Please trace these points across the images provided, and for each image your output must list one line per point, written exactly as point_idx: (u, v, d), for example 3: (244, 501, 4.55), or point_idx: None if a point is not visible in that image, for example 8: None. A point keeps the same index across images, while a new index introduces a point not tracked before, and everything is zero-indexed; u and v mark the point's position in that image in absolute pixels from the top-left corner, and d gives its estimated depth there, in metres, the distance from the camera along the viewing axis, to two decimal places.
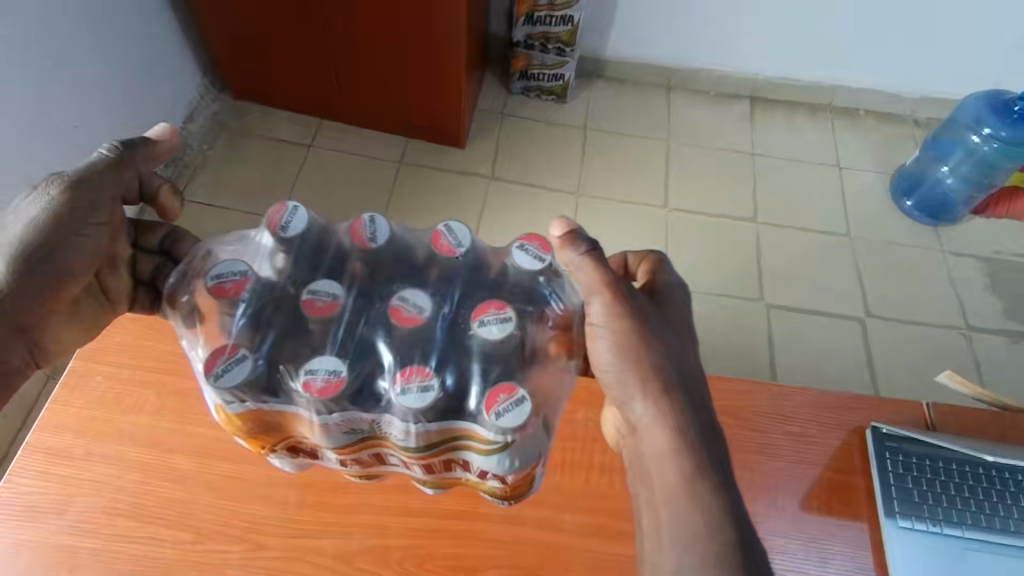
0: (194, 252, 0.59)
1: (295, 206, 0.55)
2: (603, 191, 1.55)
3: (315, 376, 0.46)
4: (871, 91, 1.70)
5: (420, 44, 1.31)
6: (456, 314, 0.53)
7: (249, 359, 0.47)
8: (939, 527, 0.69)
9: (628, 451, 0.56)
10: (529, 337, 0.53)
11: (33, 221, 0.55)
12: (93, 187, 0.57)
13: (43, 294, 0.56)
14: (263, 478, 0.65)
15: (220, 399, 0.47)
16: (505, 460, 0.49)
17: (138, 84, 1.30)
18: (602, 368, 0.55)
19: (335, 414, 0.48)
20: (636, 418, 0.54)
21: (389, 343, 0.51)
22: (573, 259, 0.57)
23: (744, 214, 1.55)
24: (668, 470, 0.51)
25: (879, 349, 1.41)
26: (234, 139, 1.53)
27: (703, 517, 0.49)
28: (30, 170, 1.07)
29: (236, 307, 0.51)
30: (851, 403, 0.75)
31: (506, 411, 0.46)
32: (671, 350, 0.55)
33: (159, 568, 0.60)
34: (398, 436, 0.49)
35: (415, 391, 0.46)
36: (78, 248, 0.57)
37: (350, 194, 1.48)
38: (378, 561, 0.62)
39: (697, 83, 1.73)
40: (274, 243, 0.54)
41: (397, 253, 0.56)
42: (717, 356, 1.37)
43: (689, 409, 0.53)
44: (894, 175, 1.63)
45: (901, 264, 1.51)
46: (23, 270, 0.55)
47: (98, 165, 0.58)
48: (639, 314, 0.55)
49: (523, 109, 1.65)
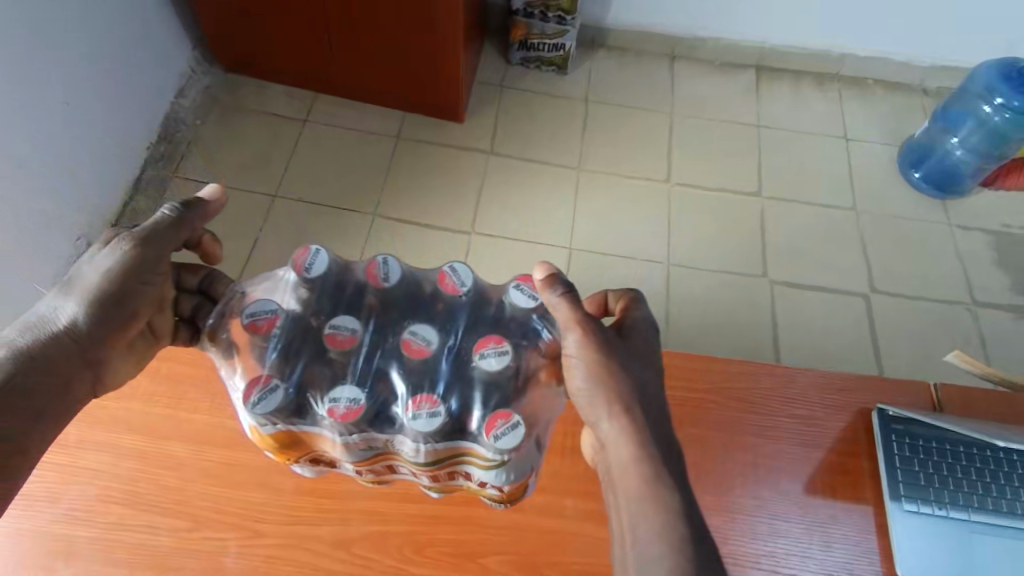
0: (231, 292, 0.60)
1: (318, 248, 0.57)
2: (604, 165, 1.52)
3: (338, 402, 0.48)
4: (880, 59, 1.65)
5: (423, 38, 1.31)
6: (464, 343, 0.55)
7: (281, 388, 0.49)
8: (945, 511, 0.68)
9: (601, 464, 0.56)
10: (524, 364, 0.54)
11: (108, 270, 0.56)
12: (159, 243, 0.58)
13: (112, 332, 0.57)
14: (261, 465, 0.64)
15: (255, 422, 0.49)
16: (503, 474, 0.50)
17: (128, 59, 1.26)
18: (576, 394, 0.55)
19: (355, 434, 0.49)
20: (604, 435, 0.54)
21: (403, 375, 0.52)
22: (552, 301, 0.56)
23: (749, 188, 1.52)
24: (632, 480, 0.51)
25: (884, 325, 1.39)
26: (227, 114, 1.49)
27: (667, 522, 0.49)
28: (18, 147, 1.04)
29: (269, 341, 0.53)
30: (854, 384, 0.74)
31: (503, 434, 0.47)
32: (636, 379, 0.54)
33: (157, 556, 0.59)
34: (408, 453, 0.50)
35: (425, 416, 0.47)
36: (141, 293, 0.58)
37: (345, 172, 1.45)
38: (376, 547, 0.61)
39: (702, 52, 1.68)
40: (297, 281, 0.56)
41: (407, 289, 0.58)
42: (720, 334, 1.35)
43: (654, 430, 0.53)
44: (902, 146, 1.59)
45: (907, 239, 1.49)
46: (97, 315, 0.56)
47: (160, 223, 0.58)
48: (610, 345, 0.54)
49: (523, 81, 1.61)
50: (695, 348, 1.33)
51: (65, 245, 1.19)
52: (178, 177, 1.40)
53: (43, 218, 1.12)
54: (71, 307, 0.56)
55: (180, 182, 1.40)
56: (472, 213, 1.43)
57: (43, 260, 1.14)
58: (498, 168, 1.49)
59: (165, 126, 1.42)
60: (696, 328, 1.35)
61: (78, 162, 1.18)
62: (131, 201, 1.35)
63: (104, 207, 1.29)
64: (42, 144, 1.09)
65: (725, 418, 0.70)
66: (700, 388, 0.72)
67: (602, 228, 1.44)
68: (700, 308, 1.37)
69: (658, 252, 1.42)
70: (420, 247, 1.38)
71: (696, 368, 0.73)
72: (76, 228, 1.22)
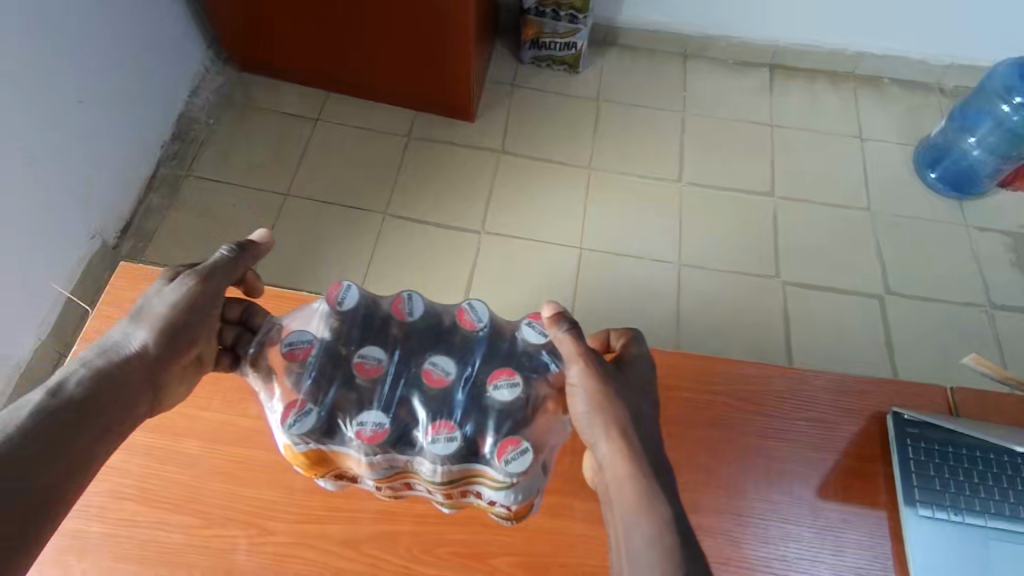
0: (268, 324, 0.63)
1: (349, 283, 0.59)
2: (616, 165, 1.51)
3: (364, 425, 0.51)
4: (897, 57, 1.62)
5: (435, 43, 1.33)
6: (478, 372, 0.57)
7: (315, 412, 0.51)
8: (961, 516, 0.66)
9: (601, 487, 0.57)
10: (534, 394, 0.57)
11: (176, 300, 0.59)
12: (220, 279, 0.62)
13: (175, 357, 0.59)
14: (271, 463, 0.64)
15: (289, 440, 0.52)
16: (512, 495, 0.52)
17: (141, 57, 1.27)
18: (577, 419, 0.56)
19: (378, 455, 0.52)
20: (602, 457, 0.55)
21: (423, 401, 0.55)
22: (558, 335, 0.58)
23: (761, 188, 1.51)
24: (627, 495, 0.51)
25: (900, 328, 1.37)
26: (238, 113, 1.50)
27: (659, 533, 0.49)
28: (32, 146, 1.05)
29: (305, 369, 0.55)
30: (868, 387, 0.73)
31: (513, 459, 0.50)
32: (633, 406, 0.56)
33: (167, 552, 0.60)
34: (426, 473, 0.52)
35: (443, 441, 0.50)
36: (202, 323, 0.60)
37: (355, 171, 1.45)
38: (384, 546, 0.61)
39: (715, 51, 1.67)
40: (329, 313, 0.59)
41: (427, 322, 0.60)
42: (731, 336, 1.34)
43: (649, 452, 0.54)
44: (918, 147, 1.57)
45: (923, 240, 1.47)
46: (164, 342, 0.58)
47: (219, 262, 0.63)
48: (611, 375, 0.57)
49: (534, 80, 1.60)
50: (704, 348, 1.32)
51: (78, 243, 1.20)
52: (190, 176, 1.41)
53: (56, 214, 1.13)
54: (142, 335, 0.57)
55: (192, 181, 1.41)
56: (482, 213, 1.43)
57: (56, 256, 1.15)
58: (508, 167, 1.48)
59: (179, 126, 1.44)
60: (706, 330, 1.34)
61: (91, 162, 1.20)
62: (144, 199, 1.37)
63: (119, 204, 1.30)
64: (55, 143, 1.10)
65: (736, 421, 0.70)
66: (710, 390, 0.71)
67: (613, 229, 1.43)
68: (711, 309, 1.36)
69: (669, 253, 1.41)
70: (430, 246, 1.38)
71: (707, 370, 0.72)
72: (90, 225, 1.23)
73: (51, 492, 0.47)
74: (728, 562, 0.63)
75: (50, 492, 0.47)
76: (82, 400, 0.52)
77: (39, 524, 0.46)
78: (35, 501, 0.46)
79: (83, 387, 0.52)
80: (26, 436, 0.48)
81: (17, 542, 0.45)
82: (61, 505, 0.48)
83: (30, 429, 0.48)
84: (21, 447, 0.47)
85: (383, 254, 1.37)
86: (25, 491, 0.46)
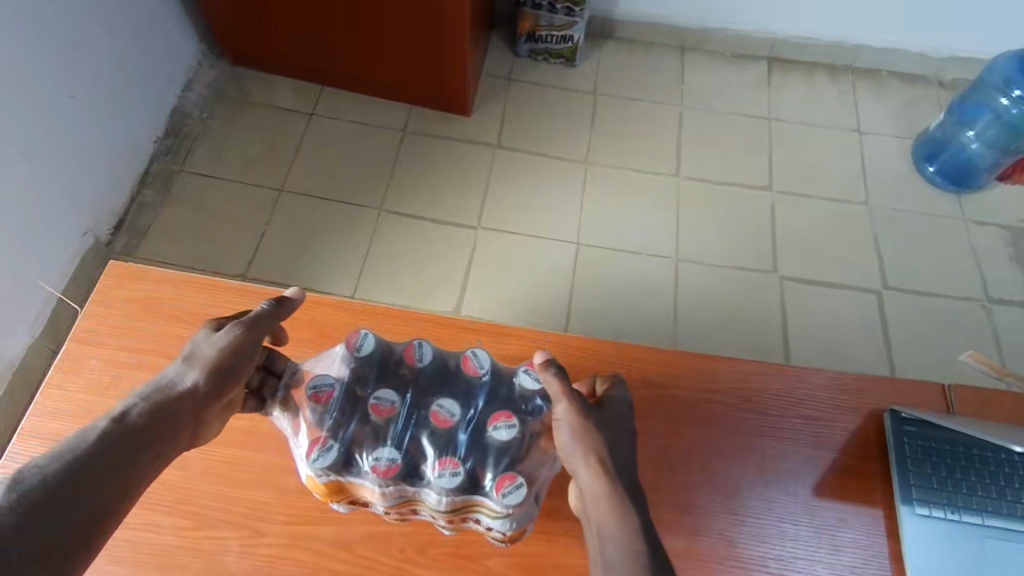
0: (292, 368, 0.64)
1: (366, 331, 0.61)
2: (614, 160, 1.50)
3: (379, 460, 0.52)
4: (895, 50, 1.61)
5: (431, 35, 1.31)
6: (481, 414, 0.58)
7: (335, 448, 0.53)
8: (958, 515, 0.65)
9: (581, 513, 0.55)
10: (528, 432, 0.58)
11: (224, 344, 0.58)
12: (263, 329, 0.61)
13: (220, 396, 0.57)
14: (262, 464, 0.64)
15: (312, 473, 0.53)
16: (508, 523, 0.54)
17: (132, 52, 1.26)
18: (562, 450, 0.56)
19: (389, 487, 0.54)
20: (581, 483, 0.54)
21: (431, 439, 0.55)
22: (545, 377, 0.59)
23: (759, 183, 1.50)
24: (601, 513, 0.51)
25: (896, 322, 1.36)
26: (232, 109, 1.48)
27: (628, 542, 0.48)
28: (25, 144, 1.04)
29: (325, 415, 0.56)
30: (865, 385, 0.72)
31: (510, 492, 0.52)
32: (614, 439, 0.56)
33: (158, 553, 0.59)
34: (431, 503, 0.54)
35: (448, 476, 0.52)
36: (246, 363, 0.59)
37: (350, 167, 1.44)
38: (376, 548, 0.61)
39: (712, 44, 1.66)
40: (345, 361, 0.59)
41: (435, 368, 0.62)
42: (729, 334, 1.33)
43: (626, 478, 0.53)
44: (916, 141, 1.56)
45: (921, 235, 1.46)
46: (212, 382, 0.56)
47: (262, 313, 0.62)
48: (594, 412, 0.57)
49: (531, 73, 1.59)
50: (701, 343, 1.32)
51: (70, 240, 1.19)
52: (183, 172, 1.40)
53: (50, 213, 1.12)
54: (191, 375, 0.56)
55: (185, 177, 1.39)
56: (477, 208, 1.42)
57: (48, 256, 1.14)
58: (505, 162, 1.47)
59: (172, 121, 1.43)
60: (702, 326, 1.33)
61: (82, 158, 1.18)
62: (137, 196, 1.36)
63: (112, 200, 1.29)
64: (47, 140, 1.09)
65: (734, 419, 0.69)
66: (706, 388, 0.71)
67: (608, 224, 1.42)
68: (707, 304, 1.36)
69: (666, 248, 1.41)
70: (426, 243, 1.37)
71: (703, 368, 0.72)
72: (83, 222, 1.22)
73: (107, 508, 0.46)
74: (723, 563, 0.63)
75: (106, 507, 0.46)
76: (140, 431, 0.50)
77: (94, 534, 0.45)
78: (96, 512, 0.45)
79: (142, 417, 0.51)
80: (92, 454, 0.47)
81: (74, 551, 0.43)
82: (114, 518, 0.46)
83: (95, 447, 0.47)
84: (87, 464, 0.46)
85: (378, 249, 1.36)
86: (89, 502, 0.45)
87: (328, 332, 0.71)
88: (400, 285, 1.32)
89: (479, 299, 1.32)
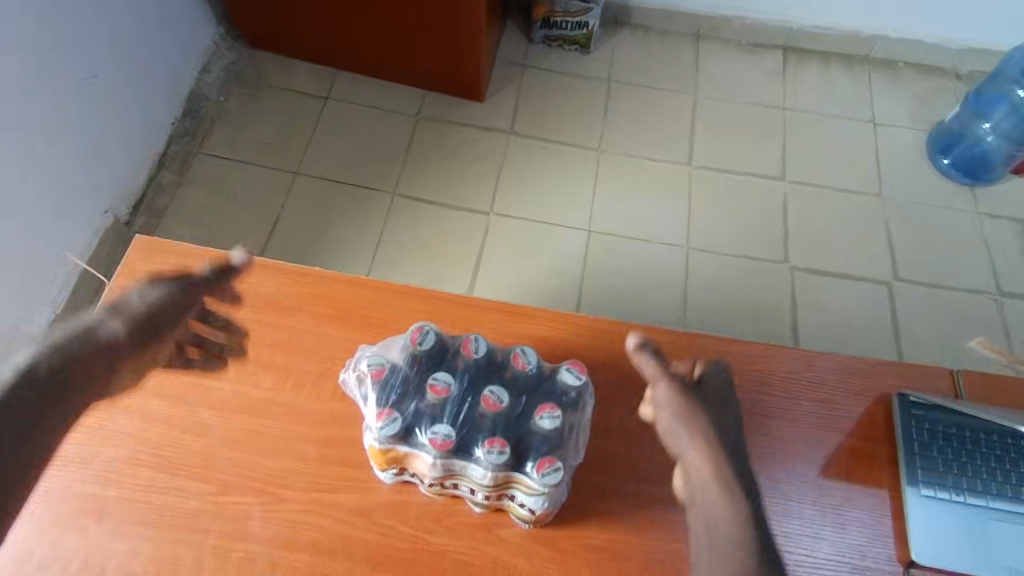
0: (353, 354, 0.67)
1: (427, 326, 0.63)
2: (626, 147, 1.50)
3: (437, 433, 0.55)
4: (911, 41, 1.60)
5: (445, 19, 1.31)
6: (527, 404, 0.60)
7: (400, 420, 0.56)
8: (963, 497, 0.67)
9: (683, 491, 0.61)
10: (568, 422, 0.60)
11: (154, 299, 0.63)
12: (192, 293, 0.66)
13: (145, 347, 0.63)
14: (283, 433, 0.66)
15: (376, 441, 0.57)
16: (542, 500, 0.57)
17: (150, 33, 1.27)
18: (664, 429, 0.62)
19: (439, 459, 0.56)
20: (685, 458, 0.60)
21: (481, 422, 0.58)
22: (646, 363, 0.65)
23: (772, 172, 1.50)
24: (704, 472, 0.58)
25: (906, 313, 1.37)
26: (249, 91, 1.50)
27: (735, 522, 0.54)
28: (45, 123, 1.06)
29: (387, 390, 0.58)
30: (875, 369, 0.73)
31: (549, 472, 0.55)
32: (715, 420, 0.61)
33: (182, 516, 0.62)
34: (475, 477, 0.57)
35: (496, 453, 0.55)
36: (172, 320, 0.65)
37: (366, 151, 1.45)
38: (394, 516, 0.63)
39: (728, 32, 1.65)
40: (407, 353, 0.62)
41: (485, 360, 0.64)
42: (738, 321, 1.34)
43: (730, 456, 0.59)
44: (930, 133, 1.56)
45: (933, 226, 1.46)
46: (135, 336, 0.62)
47: (197, 278, 0.66)
48: (693, 395, 0.63)
49: (545, 59, 1.59)
50: (710, 329, 1.33)
51: (90, 219, 1.22)
52: (200, 154, 1.41)
53: (69, 192, 1.14)
54: (115, 325, 0.61)
55: (202, 159, 1.41)
56: (490, 194, 1.43)
57: (68, 235, 1.16)
58: (518, 148, 1.48)
59: (190, 102, 1.44)
60: (711, 312, 1.34)
61: (102, 137, 1.20)
62: (156, 176, 1.37)
63: (131, 180, 1.31)
64: (67, 119, 1.11)
65: (745, 399, 0.71)
66: None
67: (620, 211, 1.43)
68: (717, 292, 1.37)
69: (676, 236, 1.41)
70: (439, 228, 1.38)
71: (715, 351, 0.73)
72: (103, 202, 1.24)
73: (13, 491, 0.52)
74: None
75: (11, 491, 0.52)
76: (48, 381, 0.56)
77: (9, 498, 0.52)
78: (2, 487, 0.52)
79: (50, 368, 0.56)
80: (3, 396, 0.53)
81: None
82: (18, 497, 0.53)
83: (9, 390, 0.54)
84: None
85: (392, 232, 1.37)
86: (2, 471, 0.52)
87: (347, 308, 0.73)
88: (414, 267, 1.34)
89: (491, 283, 1.34)
